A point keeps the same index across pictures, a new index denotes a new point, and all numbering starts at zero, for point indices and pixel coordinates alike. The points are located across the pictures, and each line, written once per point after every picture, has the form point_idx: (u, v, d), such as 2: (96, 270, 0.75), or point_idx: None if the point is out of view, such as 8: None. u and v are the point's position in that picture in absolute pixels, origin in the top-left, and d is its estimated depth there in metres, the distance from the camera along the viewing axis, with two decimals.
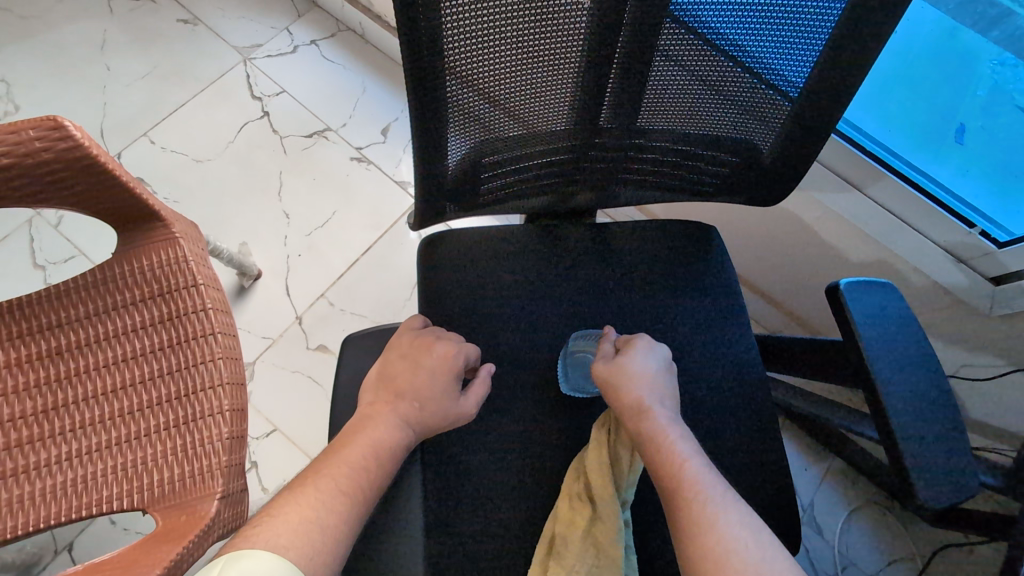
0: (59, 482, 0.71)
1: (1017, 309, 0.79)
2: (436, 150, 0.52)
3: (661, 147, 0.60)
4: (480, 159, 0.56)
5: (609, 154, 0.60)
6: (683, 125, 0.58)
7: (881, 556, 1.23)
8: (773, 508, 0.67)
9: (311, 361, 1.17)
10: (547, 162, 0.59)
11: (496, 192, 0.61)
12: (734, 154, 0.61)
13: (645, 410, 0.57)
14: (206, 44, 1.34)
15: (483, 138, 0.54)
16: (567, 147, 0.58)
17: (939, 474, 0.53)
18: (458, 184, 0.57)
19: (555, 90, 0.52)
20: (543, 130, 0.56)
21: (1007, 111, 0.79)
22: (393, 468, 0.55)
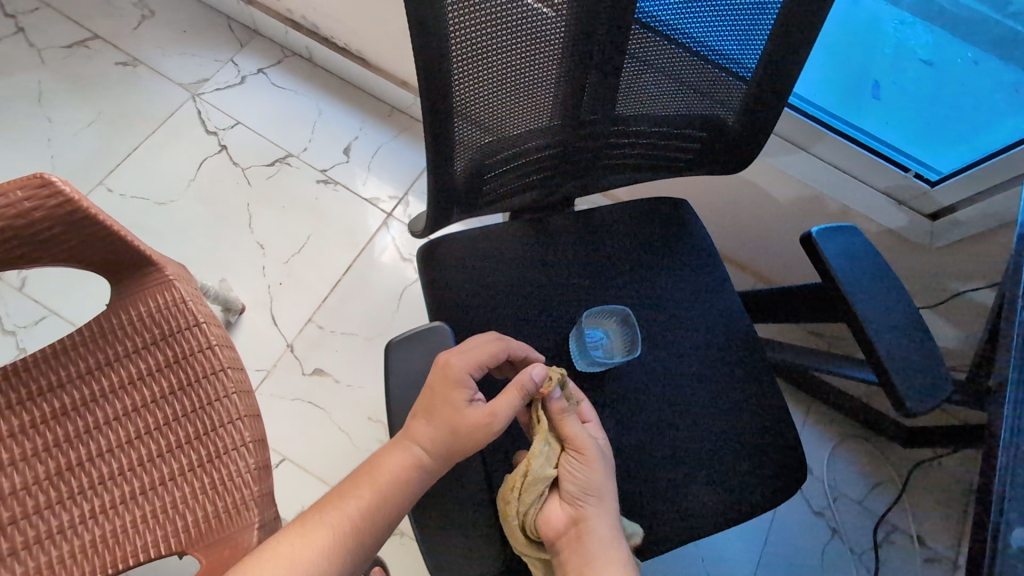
0: (87, 541, 0.70)
1: (955, 238, 0.90)
2: (442, 157, 0.56)
3: (639, 131, 0.66)
4: (484, 162, 0.60)
5: (593, 144, 0.65)
6: (655, 113, 0.65)
7: (865, 482, 1.34)
8: (776, 444, 0.75)
9: (310, 386, 1.17)
10: (537, 156, 0.64)
11: (495, 191, 0.65)
12: (704, 130, 0.67)
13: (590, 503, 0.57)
14: (150, 85, 1.31)
15: (482, 142, 0.58)
16: (555, 141, 0.63)
17: (920, 384, 0.60)
18: (463, 188, 0.62)
19: (546, 93, 0.57)
20: (534, 130, 0.61)
21: (911, 64, 0.90)
22: (410, 494, 0.56)
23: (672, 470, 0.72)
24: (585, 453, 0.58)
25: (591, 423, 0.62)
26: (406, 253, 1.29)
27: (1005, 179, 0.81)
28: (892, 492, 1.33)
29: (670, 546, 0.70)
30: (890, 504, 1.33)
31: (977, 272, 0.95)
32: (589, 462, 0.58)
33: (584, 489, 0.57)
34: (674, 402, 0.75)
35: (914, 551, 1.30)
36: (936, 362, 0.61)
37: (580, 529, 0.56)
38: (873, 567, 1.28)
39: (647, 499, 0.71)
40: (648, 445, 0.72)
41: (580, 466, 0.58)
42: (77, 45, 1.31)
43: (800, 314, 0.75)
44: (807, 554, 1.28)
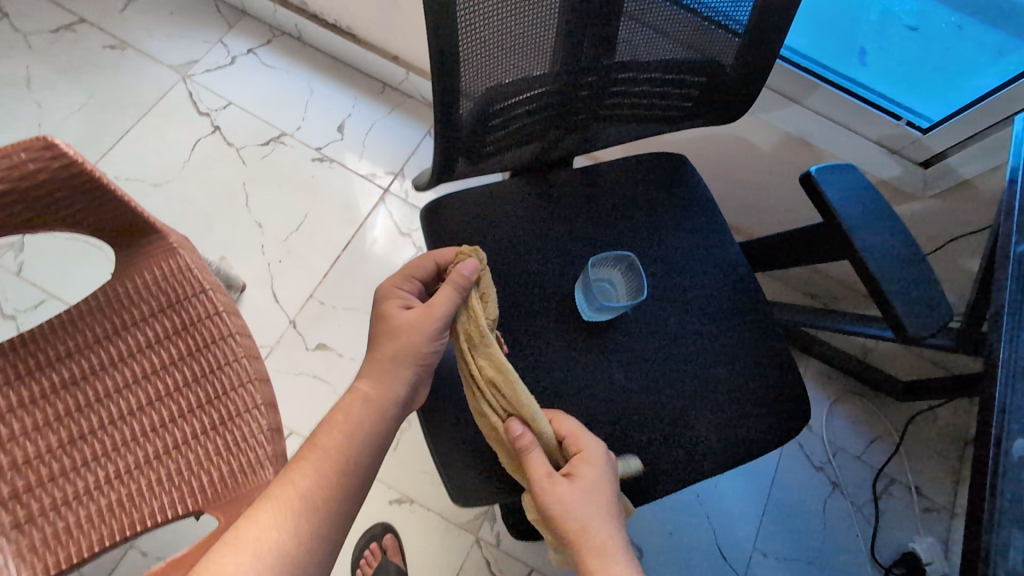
0: (103, 507, 0.70)
1: (948, 184, 0.92)
2: (447, 103, 0.57)
3: (638, 79, 0.67)
4: (487, 110, 0.61)
5: (592, 92, 0.66)
6: (653, 62, 0.66)
7: (863, 436, 1.37)
8: (778, 384, 0.77)
9: (315, 360, 1.18)
10: (539, 106, 0.65)
11: (498, 141, 0.67)
12: (702, 74, 0.68)
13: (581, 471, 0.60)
14: (140, 67, 1.30)
15: (486, 89, 0.59)
16: (555, 89, 0.64)
17: (919, 309, 0.62)
18: (467, 136, 0.63)
19: (542, 40, 0.59)
20: (534, 77, 0.62)
21: (897, 31, 0.92)
22: (362, 445, 0.58)
23: (680, 413, 0.74)
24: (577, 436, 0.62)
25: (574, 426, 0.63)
26: (405, 228, 1.30)
27: (995, 120, 0.83)
28: (889, 446, 1.37)
29: (681, 485, 0.72)
30: (888, 457, 1.36)
31: (968, 218, 0.97)
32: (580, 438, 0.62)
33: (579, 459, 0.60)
34: (679, 349, 0.76)
35: (913, 502, 1.33)
36: (933, 290, 0.63)
37: (590, 545, 0.57)
38: (874, 519, 1.31)
39: (657, 441, 0.72)
40: (655, 388, 0.74)
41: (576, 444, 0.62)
42: (63, 29, 1.29)
43: (799, 256, 0.77)
44: (809, 509, 1.30)
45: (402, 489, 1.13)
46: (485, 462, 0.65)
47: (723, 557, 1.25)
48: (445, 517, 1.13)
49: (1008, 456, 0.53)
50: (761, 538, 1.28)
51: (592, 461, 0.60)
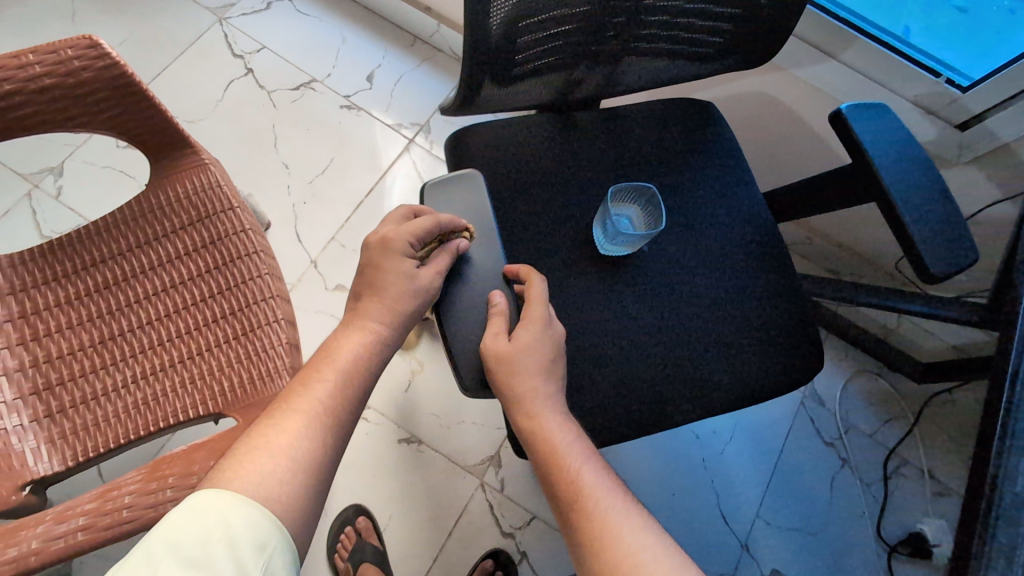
0: (130, 403, 0.73)
1: (985, 148, 0.90)
2: (479, 9, 0.58)
3: (669, 9, 0.67)
4: (517, 23, 0.62)
5: (622, 17, 0.67)
6: None
7: (877, 416, 1.36)
8: (793, 330, 0.77)
9: (334, 300, 1.20)
10: (567, 28, 0.66)
11: (526, 63, 0.67)
12: (735, 7, 0.68)
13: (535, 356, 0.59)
14: (179, 8, 1.33)
15: (517, 2, 0.60)
16: (586, 11, 0.65)
17: (942, 249, 0.61)
18: (497, 51, 0.63)
19: None
20: None
21: (944, 11, 0.92)
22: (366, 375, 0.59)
23: (692, 352, 0.74)
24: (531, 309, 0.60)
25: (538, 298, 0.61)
26: (428, 178, 1.31)
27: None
28: (903, 426, 1.35)
29: (687, 421, 0.72)
30: (901, 439, 1.34)
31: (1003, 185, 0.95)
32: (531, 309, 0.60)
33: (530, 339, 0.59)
34: (694, 291, 0.76)
35: (924, 484, 1.31)
36: (960, 232, 0.62)
37: (525, 413, 0.58)
38: (882, 498, 1.30)
39: (666, 375, 0.73)
40: (667, 325, 0.75)
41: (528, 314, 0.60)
42: None
43: (823, 203, 0.76)
44: (816, 483, 1.30)
45: (412, 430, 1.16)
46: None
47: (725, 522, 1.25)
48: (453, 459, 1.15)
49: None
50: (765, 507, 1.27)
51: (531, 328, 0.59)
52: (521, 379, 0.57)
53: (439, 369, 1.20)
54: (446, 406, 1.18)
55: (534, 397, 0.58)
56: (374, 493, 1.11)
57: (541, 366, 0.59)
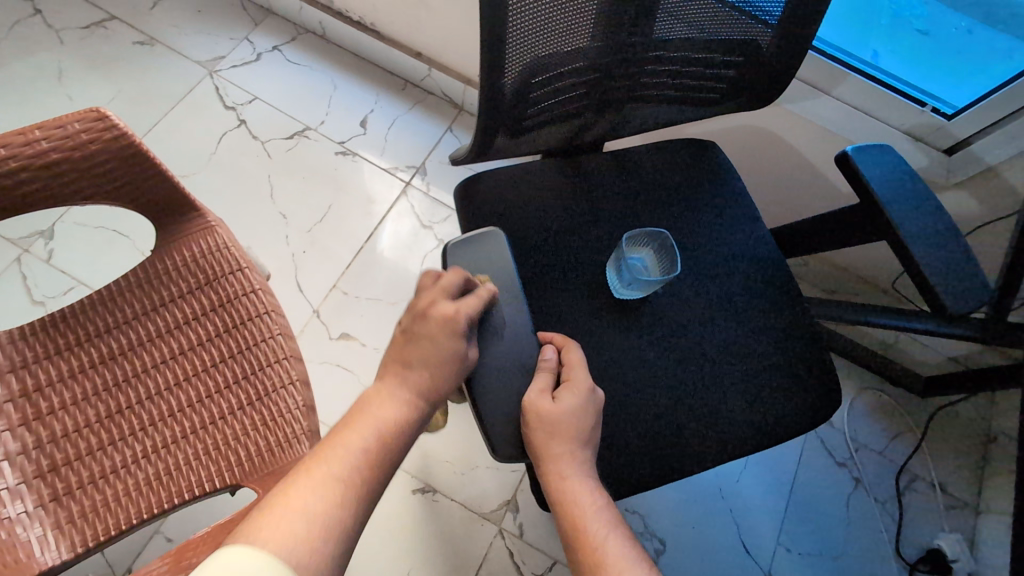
0: (142, 479, 0.70)
1: (972, 171, 0.92)
2: (495, 66, 0.59)
3: (674, 58, 0.69)
4: (529, 80, 0.63)
5: (630, 68, 0.68)
6: (690, 43, 0.68)
7: (885, 433, 1.37)
8: (812, 364, 0.77)
9: (338, 350, 1.18)
10: (577, 80, 0.67)
11: (538, 116, 0.68)
12: (739, 54, 0.69)
13: (569, 420, 0.59)
14: (168, 63, 1.33)
15: (531, 57, 0.61)
16: (593, 65, 0.66)
17: (956, 283, 0.62)
18: (510, 105, 0.64)
19: (583, 12, 0.61)
20: (574, 49, 0.64)
21: (906, 34, 0.97)
22: (404, 441, 0.56)
23: (715, 391, 0.74)
24: (572, 377, 0.61)
25: (576, 361, 0.63)
26: (426, 220, 1.31)
27: (1019, 104, 0.84)
28: (911, 442, 1.36)
29: (717, 461, 0.72)
30: (910, 454, 1.35)
31: (992, 208, 0.98)
32: (574, 370, 0.62)
33: (574, 405, 0.59)
34: (712, 329, 0.77)
35: (937, 499, 1.32)
36: (971, 266, 0.64)
37: (557, 473, 0.58)
38: (898, 515, 1.30)
39: (692, 417, 0.73)
40: (689, 366, 0.75)
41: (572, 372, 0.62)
42: (95, 26, 1.32)
43: (831, 237, 0.77)
44: (832, 505, 1.29)
45: (425, 478, 1.13)
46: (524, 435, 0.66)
47: (746, 552, 1.24)
48: (469, 507, 1.12)
49: None
50: (784, 533, 1.26)
51: (576, 391, 0.60)
52: (559, 440, 0.58)
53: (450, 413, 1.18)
54: (459, 451, 1.16)
55: (568, 459, 0.58)
56: (388, 548, 1.07)
57: (578, 429, 0.59)
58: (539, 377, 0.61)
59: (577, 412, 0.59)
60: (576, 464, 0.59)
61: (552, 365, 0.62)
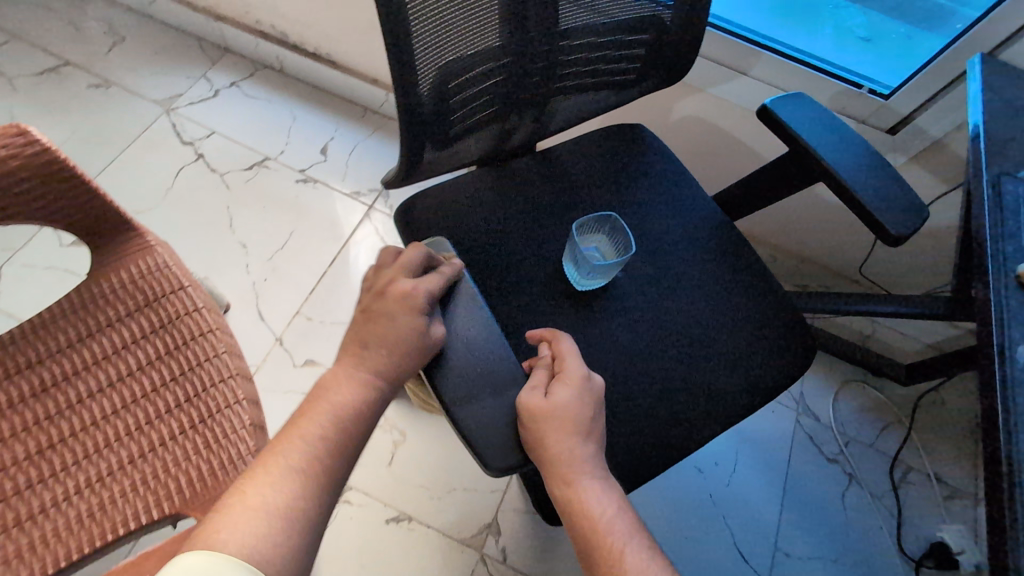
0: (74, 517, 0.64)
1: (918, 147, 0.95)
2: (407, 78, 0.58)
3: (581, 46, 0.70)
4: (446, 85, 0.63)
5: (542, 63, 0.69)
6: (595, 28, 0.70)
7: (873, 425, 1.34)
8: (783, 338, 0.75)
9: (302, 378, 1.14)
10: (494, 79, 0.68)
11: (461, 120, 0.69)
12: (644, 31, 0.72)
13: (566, 417, 0.51)
14: (124, 103, 1.33)
15: (443, 64, 0.61)
16: (504, 65, 0.67)
17: (901, 220, 0.62)
18: (430, 114, 0.64)
19: (485, 14, 0.61)
20: (483, 51, 0.64)
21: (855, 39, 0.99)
22: (366, 423, 0.50)
23: (688, 376, 0.71)
24: (569, 370, 0.53)
25: (573, 354, 0.55)
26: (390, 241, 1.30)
27: (950, 78, 0.86)
28: (901, 433, 1.33)
29: (691, 447, 0.68)
30: (901, 445, 1.32)
31: (941, 179, 0.99)
32: (569, 363, 0.54)
33: (568, 400, 0.51)
34: (674, 311, 0.75)
35: (934, 489, 1.28)
36: (919, 211, 0.63)
37: (563, 481, 0.51)
38: (896, 510, 1.25)
39: (660, 402, 0.70)
40: (653, 350, 0.72)
41: (570, 364, 0.54)
42: (48, 71, 1.33)
43: None
44: (828, 504, 1.25)
45: (399, 506, 1.07)
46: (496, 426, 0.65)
47: (742, 560, 1.18)
48: (448, 534, 1.06)
49: (1017, 364, 0.53)
50: (782, 537, 1.21)
51: (571, 383, 0.52)
52: (560, 441, 0.50)
53: (422, 437, 1.14)
54: (434, 474, 1.11)
55: (570, 459, 0.51)
56: None
57: (578, 426, 0.51)
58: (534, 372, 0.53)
59: (573, 409, 0.51)
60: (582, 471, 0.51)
61: (549, 361, 0.55)
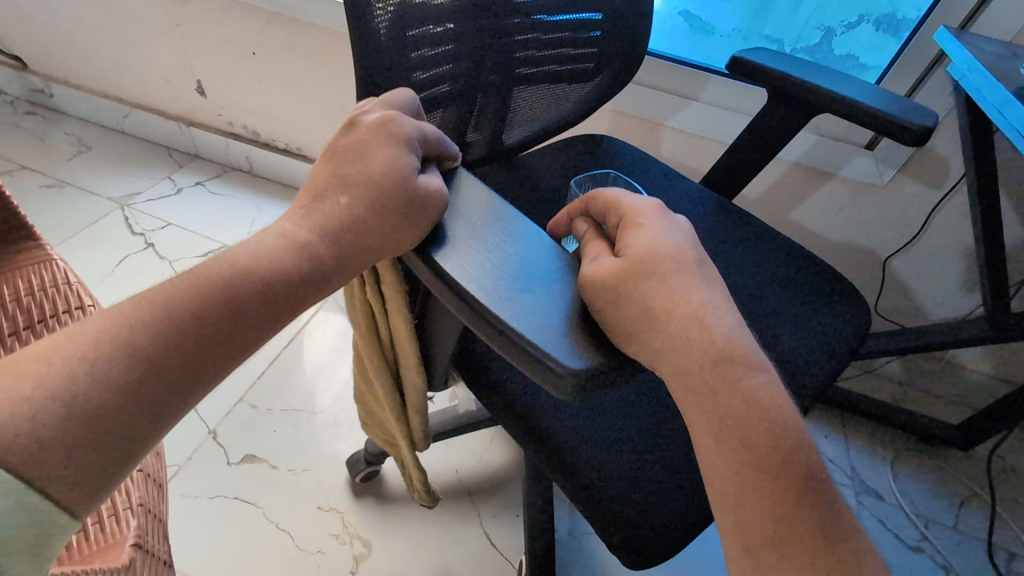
0: None
1: (902, 156, 0.93)
2: (358, 5, 0.49)
3: (541, 25, 0.67)
4: (406, 34, 0.54)
5: (502, 37, 0.64)
6: (549, 14, 0.68)
7: (948, 501, 1.10)
8: (836, 317, 0.62)
9: (239, 478, 0.90)
10: (457, 46, 0.60)
11: (428, 88, 0.58)
12: (596, 23, 0.73)
13: (664, 280, 0.32)
14: (77, 200, 1.26)
15: (399, 3, 0.53)
16: (464, 28, 0.60)
17: (905, 107, 0.63)
18: (390, 66, 0.53)
19: None
20: (439, 6, 0.57)
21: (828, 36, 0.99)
22: (269, 293, 0.35)
23: None
24: (637, 220, 0.35)
25: (630, 201, 0.37)
26: None
27: (926, 63, 0.86)
28: (984, 509, 1.09)
29: None
30: (990, 524, 1.07)
31: (933, 191, 0.96)
32: (631, 214, 0.36)
33: (656, 254, 0.33)
34: None
35: None
36: (926, 115, 0.63)
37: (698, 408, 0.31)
38: None
39: None
40: None
41: (636, 218, 0.35)
42: None
43: None
44: None
45: None
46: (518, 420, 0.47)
47: None
48: None
49: None
50: None
51: (648, 233, 0.34)
52: (674, 338, 0.31)
53: (392, 549, 0.86)
54: None
55: (697, 369, 0.31)
56: None
57: (687, 287, 0.32)
58: (590, 245, 0.35)
59: (668, 266, 0.33)
60: (729, 390, 0.31)
61: (593, 230, 0.37)
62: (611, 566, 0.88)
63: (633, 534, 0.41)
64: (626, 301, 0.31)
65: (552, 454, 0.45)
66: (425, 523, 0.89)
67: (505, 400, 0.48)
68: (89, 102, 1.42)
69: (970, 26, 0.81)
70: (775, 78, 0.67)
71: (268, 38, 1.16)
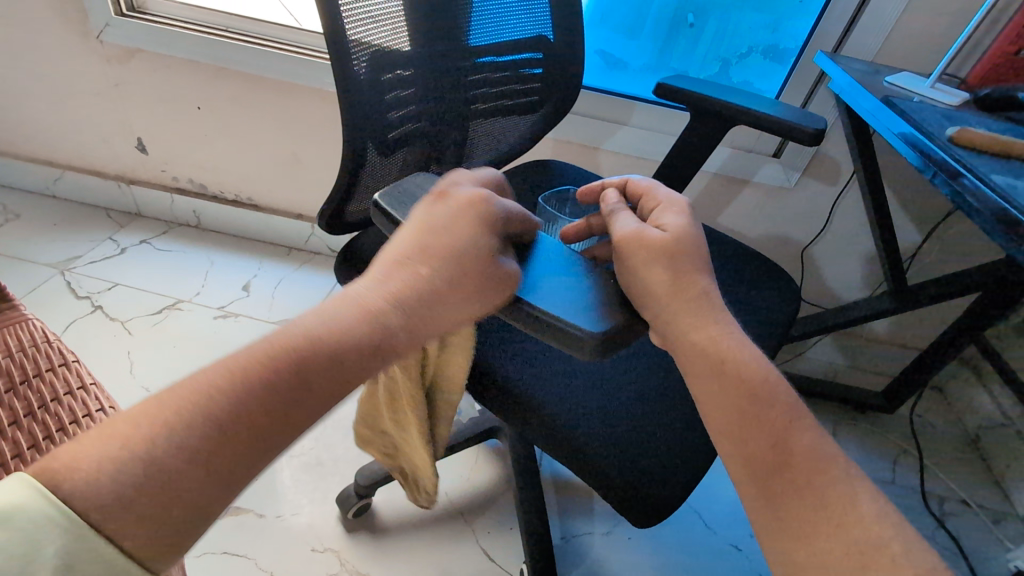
0: None
1: (802, 161, 1.09)
2: (341, 50, 0.55)
3: (490, 65, 0.76)
4: (382, 79, 0.60)
5: (461, 78, 0.72)
6: (498, 57, 0.77)
7: (885, 460, 1.24)
8: (771, 299, 0.72)
9: (226, 532, 0.88)
10: (425, 88, 0.67)
11: (402, 127, 0.64)
12: (539, 62, 0.83)
13: (692, 246, 0.43)
14: (10, 270, 1.20)
15: (375, 49, 0.59)
16: (429, 72, 0.67)
17: (800, 115, 0.77)
18: (370, 109, 0.59)
19: (399, 11, 0.62)
20: (407, 52, 0.63)
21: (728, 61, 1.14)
22: (344, 377, 0.35)
23: None
24: (664, 205, 0.46)
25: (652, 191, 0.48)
26: None
27: (811, 82, 1.02)
28: (914, 462, 1.24)
29: None
30: (922, 475, 1.21)
31: (831, 190, 1.12)
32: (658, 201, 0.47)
33: (687, 228, 0.44)
34: None
35: (976, 515, 1.15)
36: (818, 121, 0.76)
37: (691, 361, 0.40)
38: (958, 547, 1.09)
39: None
40: None
41: (660, 203, 0.46)
42: None
43: None
44: None
45: None
46: (525, 414, 0.52)
47: None
48: None
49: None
50: None
51: (676, 213, 0.45)
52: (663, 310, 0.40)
53: None
54: None
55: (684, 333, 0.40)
56: None
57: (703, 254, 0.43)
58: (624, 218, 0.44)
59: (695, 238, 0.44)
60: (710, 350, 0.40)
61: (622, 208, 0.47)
62: (604, 563, 0.93)
63: (639, 497, 0.47)
64: (674, 263, 0.41)
65: (561, 437, 0.51)
66: (421, 548, 0.90)
67: (512, 397, 0.54)
68: (16, 167, 1.36)
69: (841, 49, 0.98)
70: (696, 99, 0.78)
71: (214, 91, 1.18)
